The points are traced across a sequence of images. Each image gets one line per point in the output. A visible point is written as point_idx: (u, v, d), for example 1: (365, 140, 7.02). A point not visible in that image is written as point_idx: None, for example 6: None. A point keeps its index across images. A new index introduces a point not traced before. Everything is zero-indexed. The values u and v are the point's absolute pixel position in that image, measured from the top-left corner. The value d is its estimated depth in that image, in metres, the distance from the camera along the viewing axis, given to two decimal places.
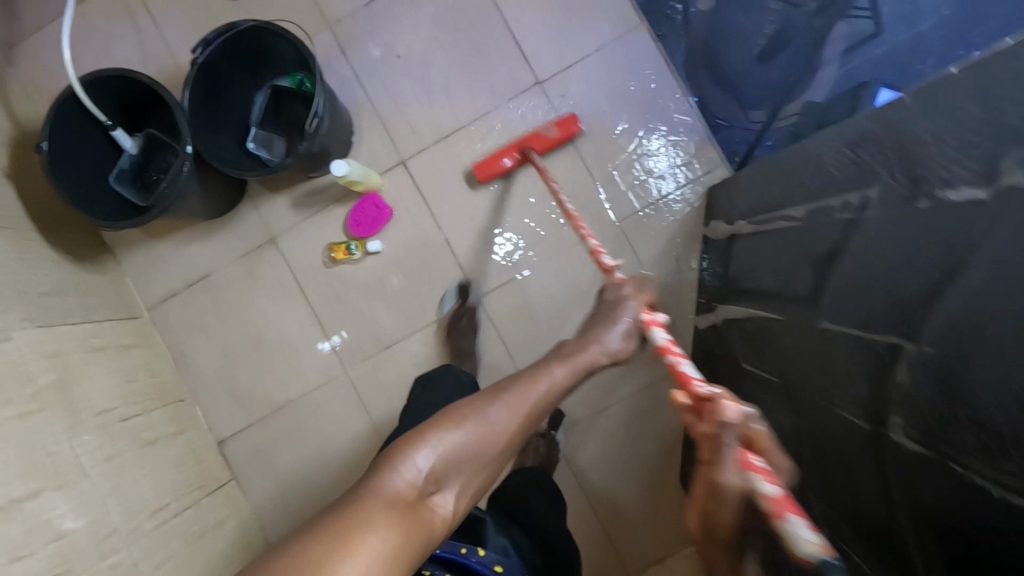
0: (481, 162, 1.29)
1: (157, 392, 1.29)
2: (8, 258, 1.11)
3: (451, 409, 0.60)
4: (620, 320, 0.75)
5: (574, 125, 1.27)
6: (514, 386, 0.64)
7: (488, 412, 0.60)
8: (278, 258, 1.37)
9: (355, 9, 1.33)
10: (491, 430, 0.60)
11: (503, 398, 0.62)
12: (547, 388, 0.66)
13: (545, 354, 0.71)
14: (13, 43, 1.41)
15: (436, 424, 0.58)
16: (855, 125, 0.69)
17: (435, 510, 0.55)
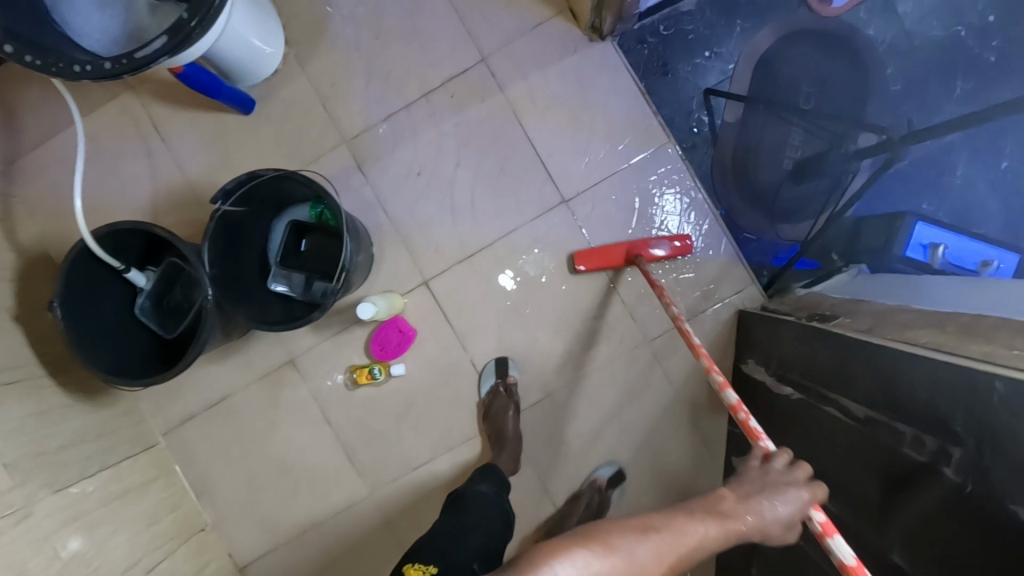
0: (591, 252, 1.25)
1: (178, 528, 1.26)
2: (22, 417, 1.06)
3: (608, 528, 0.60)
4: (785, 501, 0.71)
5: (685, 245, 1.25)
6: (668, 526, 0.63)
7: (642, 549, 0.60)
8: (299, 380, 1.33)
9: (376, 127, 1.30)
10: (638, 574, 0.59)
11: (658, 546, 0.61)
12: (698, 543, 0.65)
13: (698, 505, 0.69)
14: (14, 161, 1.35)
15: (591, 541, 0.58)
16: (922, 357, 0.68)
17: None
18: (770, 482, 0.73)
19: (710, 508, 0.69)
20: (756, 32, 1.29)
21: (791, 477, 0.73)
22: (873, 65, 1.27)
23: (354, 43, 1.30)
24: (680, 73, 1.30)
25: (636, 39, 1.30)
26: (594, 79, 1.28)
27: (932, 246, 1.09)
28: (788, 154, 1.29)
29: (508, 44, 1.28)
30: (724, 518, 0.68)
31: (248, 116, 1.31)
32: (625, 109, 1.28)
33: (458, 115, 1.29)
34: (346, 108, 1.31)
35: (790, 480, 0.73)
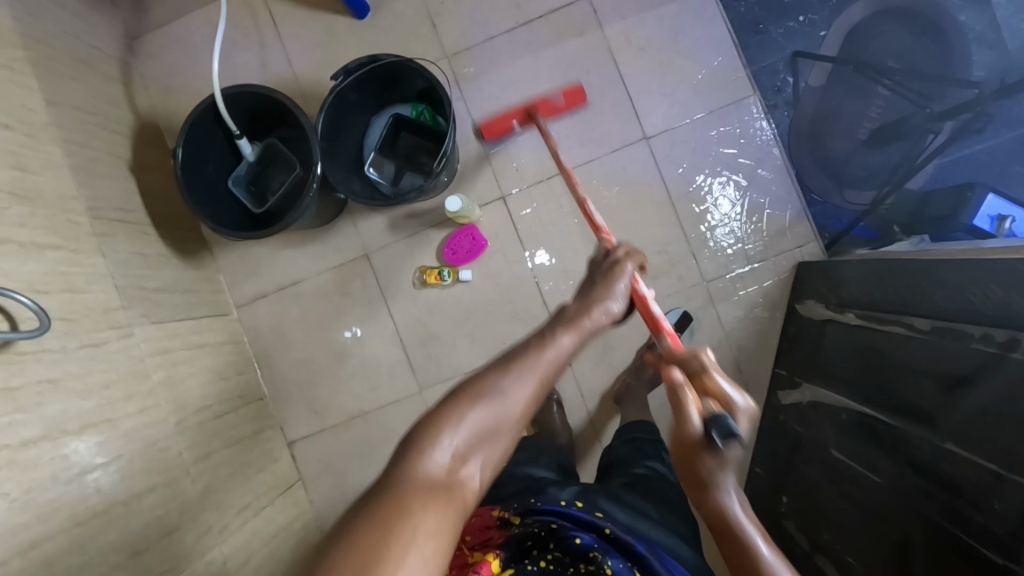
0: (488, 124, 1.21)
1: (242, 390, 1.34)
2: (129, 252, 1.15)
3: (462, 396, 0.67)
4: (621, 280, 0.83)
5: (580, 94, 1.23)
6: (524, 354, 0.72)
7: (506, 385, 0.68)
8: (369, 274, 1.41)
9: (477, 47, 1.39)
10: (512, 400, 0.67)
11: (522, 369, 0.70)
12: (561, 352, 0.73)
13: (552, 325, 0.77)
14: (138, 36, 1.46)
15: (453, 412, 0.65)
16: (999, 264, 0.72)
17: (467, 484, 0.62)
18: (597, 285, 0.84)
19: (562, 321, 0.77)
20: (850, 4, 1.35)
21: (614, 280, 0.84)
22: (959, 49, 1.31)
23: None
24: (771, 34, 1.35)
25: None
26: (687, 28, 1.34)
27: (1000, 218, 1.14)
28: (865, 125, 1.34)
29: None
30: (574, 321, 0.77)
31: (359, 22, 1.40)
32: (714, 61, 1.34)
33: (557, 46, 1.37)
34: (452, 25, 1.39)
35: (612, 276, 0.84)
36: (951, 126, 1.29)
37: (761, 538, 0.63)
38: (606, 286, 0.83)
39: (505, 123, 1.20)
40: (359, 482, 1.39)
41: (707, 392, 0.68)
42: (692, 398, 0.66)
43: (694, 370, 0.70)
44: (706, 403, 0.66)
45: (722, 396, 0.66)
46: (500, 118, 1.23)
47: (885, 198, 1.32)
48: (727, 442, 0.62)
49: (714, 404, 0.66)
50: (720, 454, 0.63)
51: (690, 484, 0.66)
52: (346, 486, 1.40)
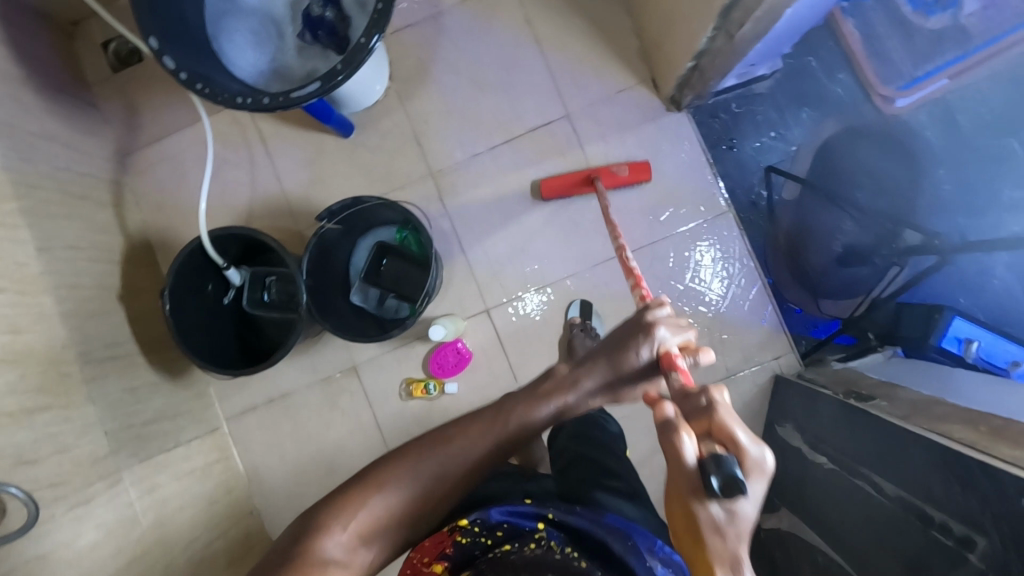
0: (550, 180, 1.37)
1: (231, 508, 1.35)
2: (119, 389, 1.18)
3: (437, 445, 0.81)
4: (664, 330, 0.77)
5: (643, 171, 1.34)
6: (456, 444, 0.81)
7: (462, 461, 0.80)
8: (358, 386, 1.44)
9: (461, 165, 1.42)
10: (421, 492, 0.78)
11: (440, 468, 0.79)
12: (496, 450, 0.82)
13: (507, 403, 0.85)
14: (128, 153, 1.48)
15: (426, 460, 0.80)
16: (959, 456, 0.77)
17: (363, 558, 0.75)
18: (610, 365, 0.81)
19: (529, 394, 0.85)
20: (821, 122, 1.39)
21: (639, 341, 0.77)
22: (927, 167, 1.34)
23: (452, 87, 1.42)
24: (745, 151, 1.40)
25: (709, 113, 1.40)
26: (663, 145, 1.39)
27: (966, 341, 1.16)
28: (838, 239, 1.37)
29: (593, 106, 1.40)
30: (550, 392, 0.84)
31: (346, 140, 1.44)
32: (691, 178, 1.39)
33: (537, 165, 1.41)
34: (437, 143, 1.42)
35: (643, 316, 0.80)
36: (916, 236, 1.32)
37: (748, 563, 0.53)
38: (625, 357, 0.79)
39: (568, 185, 1.36)
40: None
41: (717, 434, 0.58)
42: (664, 337, 0.77)
43: (710, 411, 0.59)
44: (677, 353, 0.75)
45: (687, 342, 0.78)
46: (563, 175, 1.37)
47: (858, 309, 1.36)
48: (729, 494, 0.51)
49: (676, 347, 0.77)
50: (743, 458, 0.55)
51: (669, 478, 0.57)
52: None
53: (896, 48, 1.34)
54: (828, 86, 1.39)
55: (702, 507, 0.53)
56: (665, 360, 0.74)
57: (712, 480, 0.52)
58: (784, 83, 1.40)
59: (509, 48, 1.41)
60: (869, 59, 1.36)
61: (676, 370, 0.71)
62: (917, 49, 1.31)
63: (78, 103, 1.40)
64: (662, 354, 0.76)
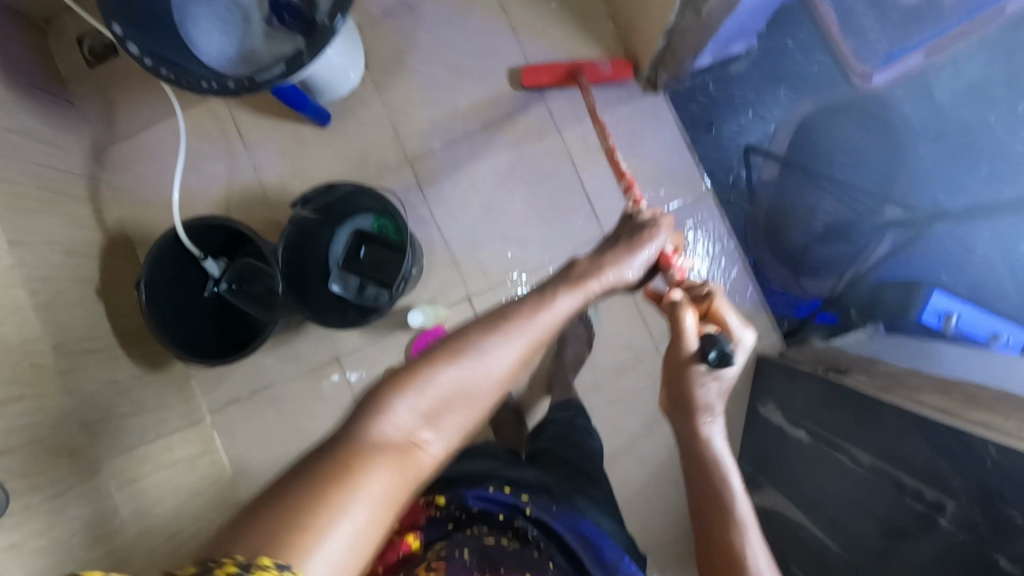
0: (529, 70, 1.37)
1: (216, 500, 1.35)
2: (97, 382, 1.18)
3: (486, 320, 0.69)
4: (659, 233, 0.84)
5: (626, 71, 1.35)
6: (516, 322, 0.69)
7: (511, 339, 0.69)
8: (341, 376, 1.43)
9: (439, 151, 1.42)
10: (491, 364, 0.66)
11: (503, 336, 0.68)
12: (552, 323, 0.72)
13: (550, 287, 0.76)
14: (104, 148, 1.47)
15: (484, 332, 0.68)
16: (929, 422, 0.77)
17: (427, 452, 0.62)
18: (625, 244, 0.83)
19: (565, 280, 0.77)
20: (799, 100, 1.39)
21: (642, 241, 0.83)
22: (906, 141, 1.34)
23: (428, 73, 1.42)
24: (723, 131, 1.40)
25: (687, 96, 1.40)
26: (640, 128, 1.39)
27: (945, 314, 1.16)
28: (819, 218, 1.37)
29: (569, 90, 1.39)
30: (581, 281, 0.76)
31: (323, 129, 1.43)
32: (670, 159, 1.39)
33: (515, 150, 1.40)
34: (415, 130, 1.42)
35: (645, 233, 0.84)
36: (897, 211, 1.32)
37: (733, 475, 0.71)
38: (636, 243, 0.83)
39: (545, 73, 1.36)
40: None
41: (709, 317, 0.78)
42: (664, 237, 0.85)
43: (705, 299, 0.79)
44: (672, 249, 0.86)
45: (676, 237, 0.89)
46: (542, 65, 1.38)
47: (841, 289, 1.35)
48: (722, 363, 0.72)
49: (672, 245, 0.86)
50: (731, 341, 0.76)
51: (675, 360, 0.76)
52: None
53: (871, 27, 1.35)
54: (806, 64, 1.38)
55: (699, 369, 0.74)
56: (664, 262, 0.85)
57: (712, 354, 0.71)
58: (761, 61, 1.39)
59: (484, 33, 1.40)
60: (844, 37, 1.35)
61: (677, 269, 0.84)
62: (894, 27, 1.34)
63: (52, 99, 1.39)
64: (665, 255, 0.85)
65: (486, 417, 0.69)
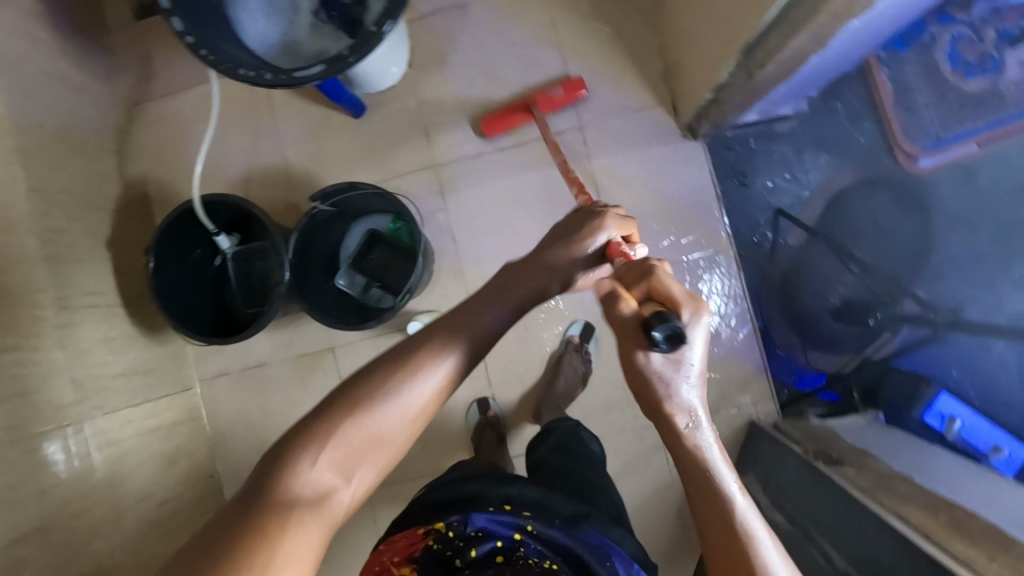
0: (491, 118, 1.34)
1: (191, 470, 1.36)
2: (93, 339, 1.18)
3: (394, 358, 0.69)
4: (604, 230, 0.80)
5: (579, 91, 1.31)
6: (415, 361, 0.69)
7: (410, 385, 0.67)
8: (333, 368, 1.43)
9: (465, 161, 1.40)
10: (395, 409, 0.66)
11: (407, 373, 0.68)
12: (449, 368, 0.70)
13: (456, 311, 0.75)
14: (137, 103, 1.47)
15: (382, 374, 0.67)
16: (913, 545, 0.75)
17: (339, 502, 0.62)
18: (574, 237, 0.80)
19: (482, 298, 0.77)
20: (839, 169, 1.35)
21: (589, 231, 0.80)
22: (938, 232, 1.32)
23: (468, 81, 1.39)
24: (755, 188, 1.36)
25: (724, 145, 1.36)
26: (673, 171, 1.36)
27: (948, 418, 1.17)
28: (836, 291, 1.34)
29: (607, 121, 1.37)
30: (494, 300, 0.76)
31: (355, 120, 1.42)
32: (696, 207, 1.36)
33: (542, 173, 1.38)
34: (445, 136, 1.40)
35: (593, 224, 0.81)
36: (914, 306, 1.30)
37: (737, 489, 0.63)
38: (574, 243, 0.79)
39: (507, 121, 1.33)
40: None
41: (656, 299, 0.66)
42: (609, 232, 0.81)
43: (646, 274, 0.67)
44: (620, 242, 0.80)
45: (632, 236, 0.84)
46: (506, 111, 1.34)
47: (845, 367, 1.32)
48: (673, 341, 0.61)
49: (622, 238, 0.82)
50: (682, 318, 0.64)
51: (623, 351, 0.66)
52: None
53: (926, 105, 1.29)
54: (853, 135, 1.34)
55: (650, 355, 0.63)
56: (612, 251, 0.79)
57: (656, 334, 0.60)
58: (808, 124, 1.35)
59: (530, 49, 1.38)
60: (896, 114, 1.31)
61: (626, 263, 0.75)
62: (949, 109, 1.27)
63: (93, 46, 1.39)
64: (610, 246, 0.80)
65: (402, 454, 0.69)
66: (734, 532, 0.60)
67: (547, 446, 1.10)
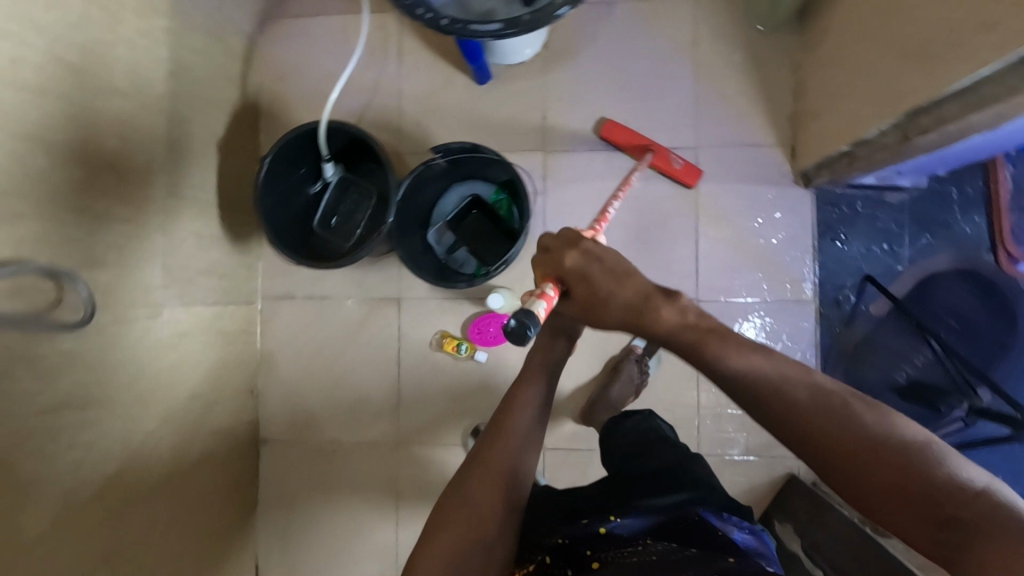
0: (614, 126, 1.36)
1: (237, 380, 1.39)
2: (187, 231, 1.20)
3: (440, 522, 0.82)
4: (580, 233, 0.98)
5: (693, 177, 1.33)
6: (465, 519, 0.82)
7: (466, 538, 0.81)
8: (394, 317, 1.45)
9: (574, 152, 1.41)
10: (466, 556, 0.80)
11: (461, 529, 0.81)
12: (494, 512, 0.83)
13: (471, 469, 0.86)
14: (272, 17, 1.49)
15: (448, 531, 0.81)
16: None
17: None
18: None
19: (494, 434, 0.89)
20: (936, 252, 1.34)
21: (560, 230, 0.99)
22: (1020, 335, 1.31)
23: (597, 75, 1.40)
24: (850, 250, 1.36)
25: (829, 201, 1.35)
26: (776, 213, 1.35)
27: None
28: (904, 370, 1.33)
29: (724, 148, 1.36)
30: (505, 431, 0.88)
31: (477, 86, 1.43)
32: (789, 255, 1.35)
33: (646, 182, 1.38)
34: (561, 124, 1.41)
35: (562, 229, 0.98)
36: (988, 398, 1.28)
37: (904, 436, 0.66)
38: None
39: (622, 136, 1.35)
40: (309, 498, 1.46)
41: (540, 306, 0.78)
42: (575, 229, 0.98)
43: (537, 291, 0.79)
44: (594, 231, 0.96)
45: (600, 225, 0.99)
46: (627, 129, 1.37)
47: None
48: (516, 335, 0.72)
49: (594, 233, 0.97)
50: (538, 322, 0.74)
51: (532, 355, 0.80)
52: (298, 498, 1.47)
53: None
54: (958, 222, 1.33)
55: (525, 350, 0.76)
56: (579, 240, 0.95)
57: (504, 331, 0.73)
58: (918, 201, 1.35)
59: (666, 61, 1.38)
60: (1007, 210, 1.32)
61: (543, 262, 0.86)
62: None
63: None
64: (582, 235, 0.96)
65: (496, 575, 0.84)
66: (921, 474, 0.63)
67: (629, 439, 1.14)
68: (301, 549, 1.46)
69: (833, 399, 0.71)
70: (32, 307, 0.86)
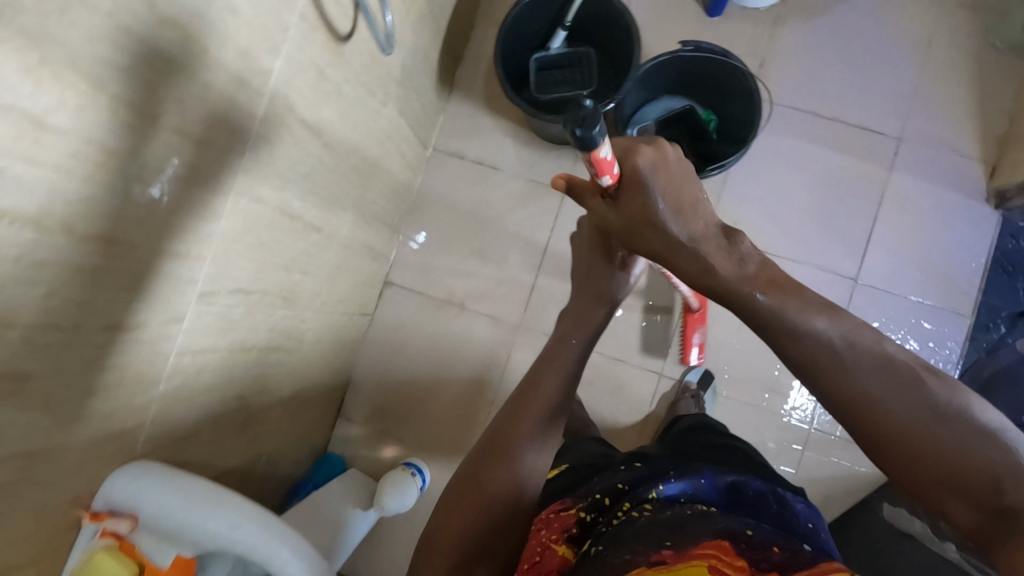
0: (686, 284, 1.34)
1: (393, 212, 1.40)
2: (423, 45, 1.21)
3: (448, 500, 0.79)
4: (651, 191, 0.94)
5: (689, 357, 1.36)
6: (473, 492, 0.78)
7: (476, 511, 0.77)
8: (553, 206, 1.46)
9: (779, 107, 1.42)
10: (476, 527, 0.76)
11: (468, 507, 0.77)
12: (503, 488, 0.78)
13: (477, 452, 0.82)
14: None
15: (453, 510, 0.78)
16: None
17: None
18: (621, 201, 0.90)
19: (502, 416, 0.85)
20: None
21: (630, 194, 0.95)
22: None
23: (825, 43, 1.41)
24: (1016, 282, 1.34)
25: (1010, 233, 1.35)
26: (957, 223, 1.37)
27: None
28: None
29: (926, 148, 1.38)
30: (516, 410, 0.85)
31: (705, 17, 1.44)
32: (958, 267, 1.36)
33: (839, 156, 1.39)
34: (775, 76, 1.42)
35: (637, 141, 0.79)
36: None
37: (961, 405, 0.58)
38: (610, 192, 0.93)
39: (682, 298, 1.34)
40: (417, 348, 1.47)
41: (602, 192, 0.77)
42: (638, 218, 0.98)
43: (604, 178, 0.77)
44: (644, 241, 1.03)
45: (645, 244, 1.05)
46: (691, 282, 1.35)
47: None
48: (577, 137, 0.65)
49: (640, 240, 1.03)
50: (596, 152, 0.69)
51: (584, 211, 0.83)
52: (405, 346, 1.48)
53: None
54: None
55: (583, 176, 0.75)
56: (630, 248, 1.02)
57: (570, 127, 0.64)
58: None
59: (896, 50, 1.40)
60: None
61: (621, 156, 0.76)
62: None
63: None
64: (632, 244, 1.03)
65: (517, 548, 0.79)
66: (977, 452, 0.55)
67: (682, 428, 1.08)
68: (393, 396, 1.48)
69: (900, 365, 0.61)
70: (333, 24, 0.84)
